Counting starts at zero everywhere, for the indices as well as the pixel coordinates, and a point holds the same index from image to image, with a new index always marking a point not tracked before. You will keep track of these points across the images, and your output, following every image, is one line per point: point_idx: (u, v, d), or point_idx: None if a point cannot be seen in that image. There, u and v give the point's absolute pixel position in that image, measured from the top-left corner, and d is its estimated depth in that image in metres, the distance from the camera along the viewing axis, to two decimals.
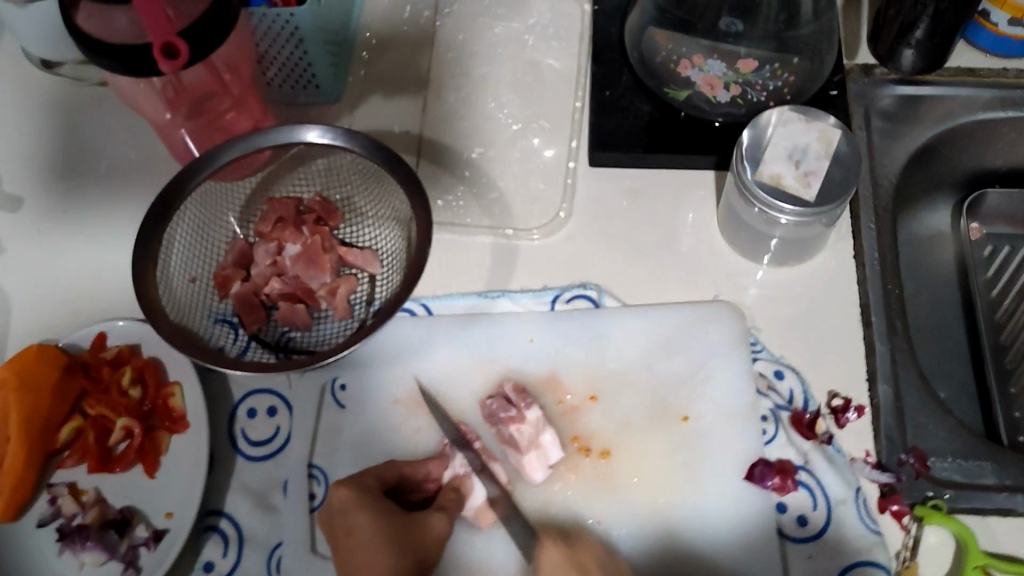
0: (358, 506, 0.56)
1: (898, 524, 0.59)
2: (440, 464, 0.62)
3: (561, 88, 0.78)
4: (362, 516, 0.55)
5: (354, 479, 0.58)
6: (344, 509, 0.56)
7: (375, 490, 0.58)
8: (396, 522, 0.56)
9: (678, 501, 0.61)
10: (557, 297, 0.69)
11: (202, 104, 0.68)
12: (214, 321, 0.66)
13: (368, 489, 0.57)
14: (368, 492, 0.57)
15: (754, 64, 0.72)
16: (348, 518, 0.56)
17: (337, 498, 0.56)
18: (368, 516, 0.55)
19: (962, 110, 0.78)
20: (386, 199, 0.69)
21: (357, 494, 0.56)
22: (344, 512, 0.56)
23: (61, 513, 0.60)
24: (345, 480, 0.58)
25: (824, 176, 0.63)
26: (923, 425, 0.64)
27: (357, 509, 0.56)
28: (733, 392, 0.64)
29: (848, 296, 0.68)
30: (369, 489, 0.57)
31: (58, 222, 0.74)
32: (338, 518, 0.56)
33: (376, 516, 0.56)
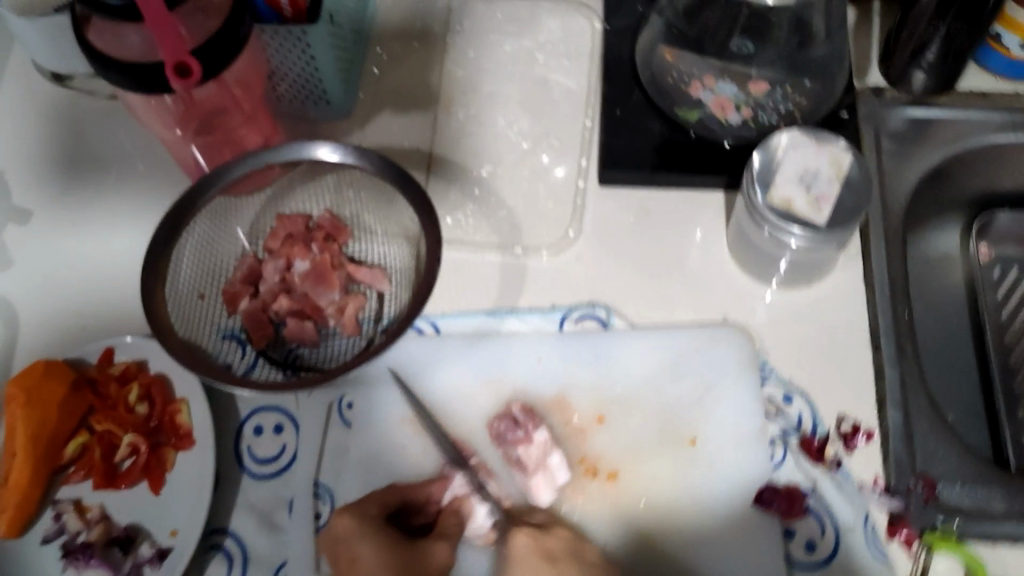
0: (361, 536, 0.56)
1: (906, 551, 0.59)
2: (441, 485, 0.61)
3: (571, 106, 0.78)
4: (366, 548, 0.56)
5: (356, 508, 0.58)
6: (347, 538, 0.56)
7: (377, 519, 0.58)
8: (400, 552, 0.57)
9: (685, 525, 0.61)
10: (565, 317, 0.69)
11: (213, 120, 0.68)
12: (222, 338, 0.65)
13: (371, 519, 0.58)
14: (370, 522, 0.57)
15: (766, 86, 0.72)
16: (352, 549, 0.56)
17: (341, 527, 0.57)
18: (370, 548, 0.56)
19: (974, 131, 0.77)
20: (396, 217, 0.68)
21: (361, 524, 0.57)
22: (347, 542, 0.56)
23: (65, 530, 0.60)
24: (346, 508, 0.58)
25: (835, 202, 0.63)
26: (931, 449, 0.63)
27: (360, 541, 0.56)
28: (742, 415, 0.64)
29: (858, 319, 0.68)
30: (372, 518, 0.58)
31: (67, 235, 0.74)
32: (342, 548, 0.56)
33: (379, 547, 0.56)
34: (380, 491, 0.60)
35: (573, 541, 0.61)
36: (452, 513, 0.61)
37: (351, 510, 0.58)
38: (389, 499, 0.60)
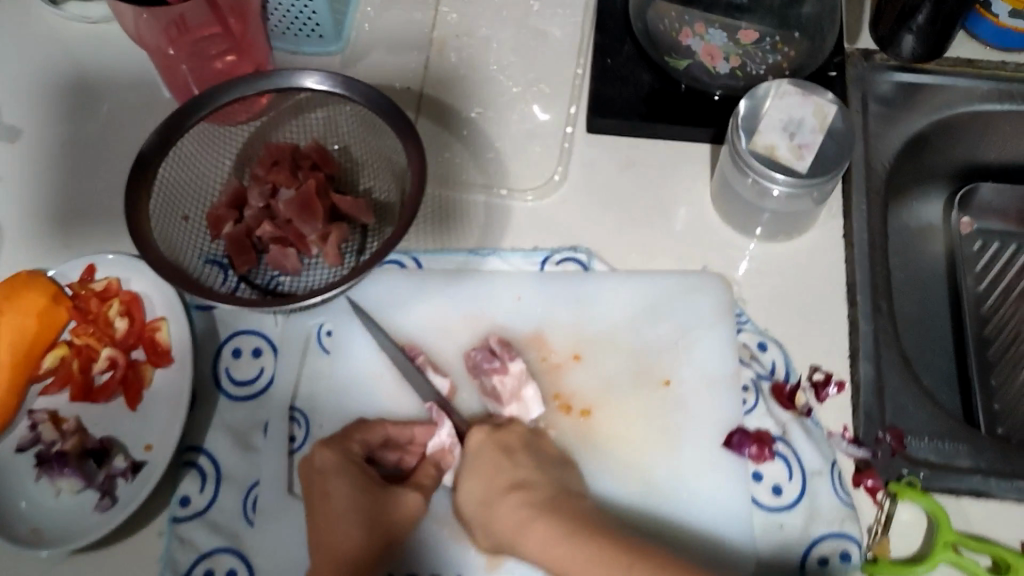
0: (333, 474, 0.57)
1: (872, 499, 0.60)
2: (428, 430, 0.61)
3: (563, 55, 0.79)
4: (334, 489, 0.57)
5: (338, 442, 0.59)
6: (324, 473, 0.57)
7: (357, 459, 0.59)
8: (367, 496, 0.57)
9: (655, 464, 0.62)
10: (546, 259, 0.69)
11: (203, 47, 0.70)
12: (204, 262, 0.66)
13: (350, 456, 0.59)
14: (348, 460, 0.58)
15: (755, 36, 0.74)
16: (321, 485, 0.57)
17: (317, 460, 0.58)
18: (338, 486, 0.57)
19: (961, 99, 0.78)
20: (383, 150, 0.69)
21: (337, 461, 0.58)
22: (324, 476, 0.57)
23: (40, 440, 0.60)
24: (327, 443, 0.59)
25: (817, 150, 0.64)
26: (901, 405, 0.65)
27: (329, 479, 0.57)
28: (716, 361, 0.65)
29: (836, 275, 0.69)
30: (351, 456, 0.58)
31: (56, 153, 0.74)
32: (313, 483, 0.58)
33: (345, 491, 0.57)
34: (366, 428, 0.61)
35: None
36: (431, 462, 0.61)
37: (330, 444, 0.59)
38: (371, 438, 0.60)
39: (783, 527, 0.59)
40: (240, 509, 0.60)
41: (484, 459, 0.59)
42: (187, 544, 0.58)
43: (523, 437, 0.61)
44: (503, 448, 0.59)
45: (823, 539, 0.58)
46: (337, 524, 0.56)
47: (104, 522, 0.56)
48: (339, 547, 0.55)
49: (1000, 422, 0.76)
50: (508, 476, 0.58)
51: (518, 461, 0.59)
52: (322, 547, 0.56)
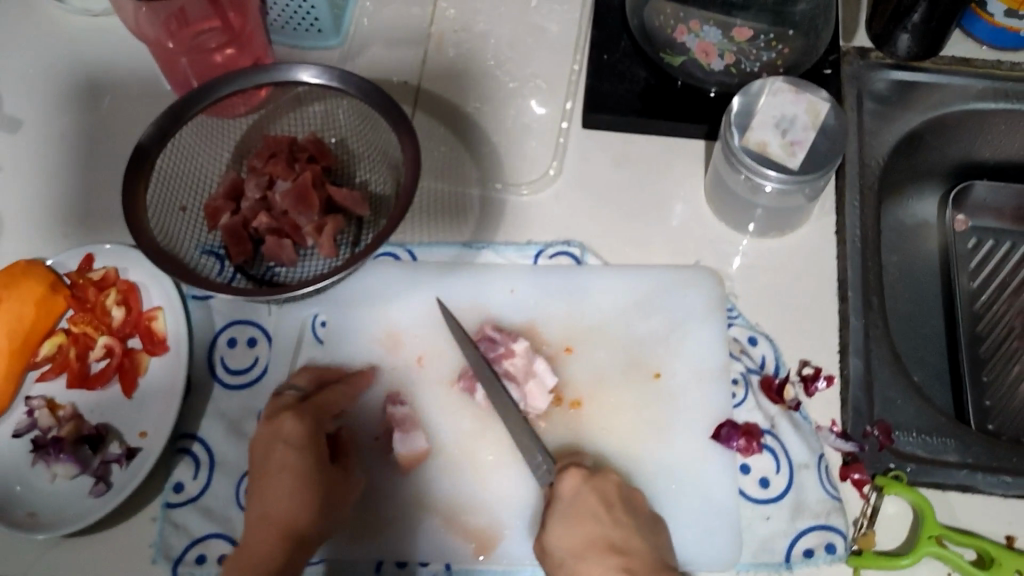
0: (298, 446, 0.57)
1: (858, 493, 0.61)
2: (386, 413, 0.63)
3: (560, 51, 0.79)
4: (295, 462, 0.56)
5: (308, 413, 0.58)
6: (287, 441, 0.57)
7: (320, 433, 0.58)
8: (319, 472, 0.57)
9: (644, 455, 0.62)
10: (540, 252, 0.70)
11: (200, 40, 0.70)
12: (201, 253, 0.68)
13: (315, 427, 0.58)
14: (313, 434, 0.58)
15: (750, 34, 0.76)
16: (280, 454, 0.56)
17: (285, 427, 0.57)
18: (300, 459, 0.56)
19: (956, 98, 0.79)
20: (379, 143, 0.69)
21: (306, 433, 0.57)
22: (282, 444, 0.57)
23: (37, 426, 0.61)
24: (298, 411, 0.58)
25: (809, 147, 0.64)
26: (890, 399, 0.65)
27: (293, 451, 0.56)
28: (706, 354, 0.65)
29: (828, 270, 0.69)
30: (317, 428, 0.58)
31: (57, 144, 0.75)
32: (271, 449, 0.57)
33: (304, 465, 0.56)
34: (327, 396, 0.61)
35: None
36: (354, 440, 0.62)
37: (300, 413, 0.58)
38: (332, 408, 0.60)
39: (770, 519, 0.60)
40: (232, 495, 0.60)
41: (581, 508, 0.55)
42: (180, 529, 0.59)
43: (620, 489, 0.57)
44: (602, 499, 0.55)
45: (808, 531, 0.59)
46: (289, 496, 0.55)
47: (99, 507, 0.57)
48: (289, 519, 0.55)
49: (990, 418, 0.76)
50: (604, 533, 0.54)
51: (617, 516, 0.55)
52: (271, 517, 0.55)
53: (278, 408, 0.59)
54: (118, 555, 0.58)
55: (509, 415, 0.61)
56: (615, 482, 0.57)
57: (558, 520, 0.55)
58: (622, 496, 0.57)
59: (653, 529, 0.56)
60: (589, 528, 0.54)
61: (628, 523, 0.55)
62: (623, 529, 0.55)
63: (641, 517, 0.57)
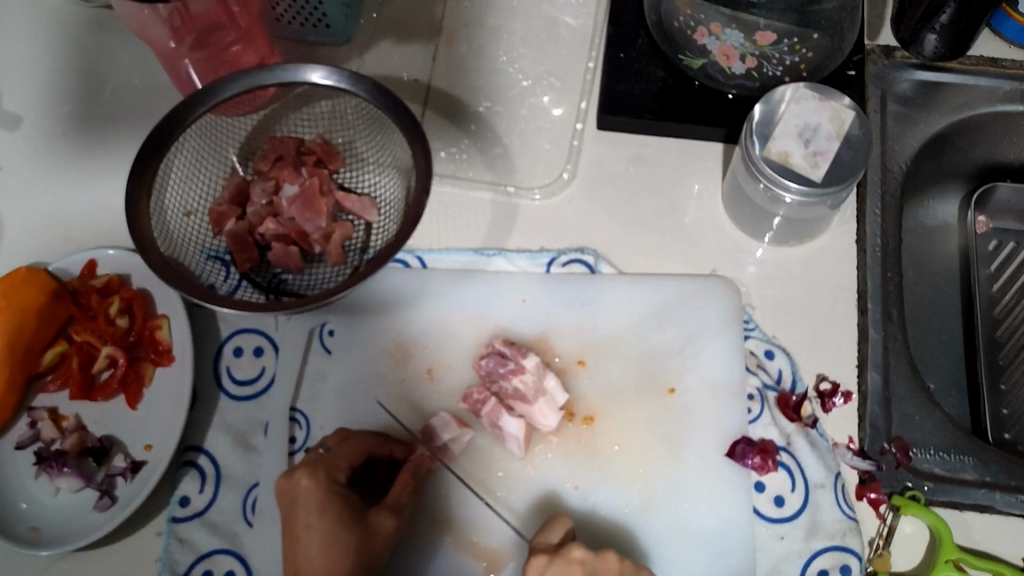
0: (318, 506, 0.54)
1: (875, 512, 0.59)
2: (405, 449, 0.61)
3: (575, 47, 0.77)
4: (319, 520, 0.53)
5: (323, 470, 0.55)
6: (306, 501, 0.54)
7: (337, 485, 0.56)
8: (349, 523, 0.54)
9: (657, 474, 0.61)
10: (553, 260, 0.68)
11: (208, 35, 0.67)
12: (207, 258, 0.66)
13: (335, 483, 0.55)
14: (332, 490, 0.55)
15: (773, 37, 0.72)
16: (304, 514, 0.54)
17: (301, 488, 0.54)
18: (322, 516, 0.53)
19: (982, 99, 0.76)
20: (388, 146, 0.68)
21: (323, 491, 0.54)
22: (301, 503, 0.54)
23: (40, 438, 0.60)
24: (312, 470, 0.55)
25: (832, 158, 0.62)
26: (908, 416, 0.63)
27: (315, 510, 0.54)
28: (722, 368, 0.64)
29: (847, 282, 0.67)
30: (334, 483, 0.55)
31: (60, 141, 0.73)
32: (295, 508, 0.54)
33: (331, 522, 0.53)
34: (346, 449, 0.58)
35: (541, 485, 0.61)
36: (409, 475, 0.59)
37: (317, 471, 0.55)
38: (355, 460, 0.58)
39: (784, 539, 0.59)
40: (238, 510, 0.60)
41: None
42: (186, 544, 0.58)
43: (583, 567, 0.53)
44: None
45: (822, 551, 0.58)
46: (324, 554, 0.52)
47: (103, 523, 0.56)
48: None
49: (1007, 427, 0.75)
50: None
51: None
52: None
53: (296, 466, 0.56)
54: (124, 569, 0.58)
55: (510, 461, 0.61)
56: (579, 562, 0.53)
57: None
58: None
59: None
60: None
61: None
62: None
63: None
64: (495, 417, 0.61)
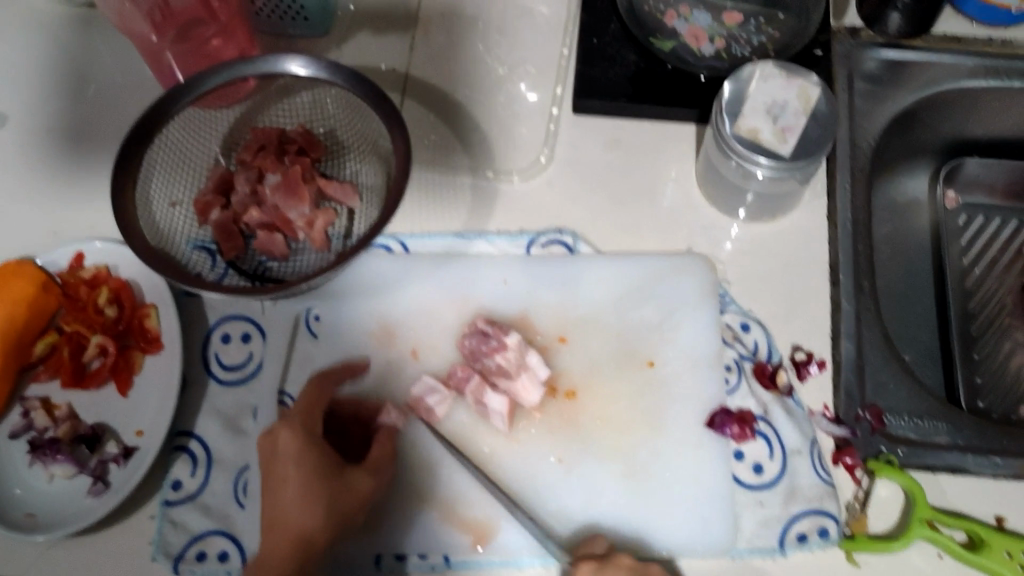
0: (295, 458, 0.57)
1: (851, 477, 0.61)
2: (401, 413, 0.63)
3: (550, 34, 0.79)
4: (293, 469, 0.56)
5: (299, 423, 0.58)
6: (283, 452, 0.57)
7: (318, 437, 0.58)
8: (323, 473, 0.56)
9: (639, 445, 0.63)
10: (532, 241, 0.70)
11: (190, 30, 0.69)
12: (192, 248, 0.67)
13: (313, 434, 0.58)
14: (309, 442, 0.57)
15: (740, 18, 0.77)
16: (283, 465, 0.57)
17: (281, 440, 0.57)
18: (298, 468, 0.56)
19: (948, 77, 0.78)
20: (368, 133, 0.69)
21: (299, 443, 0.57)
22: (278, 455, 0.57)
23: (33, 426, 0.61)
24: (289, 422, 0.58)
25: (800, 133, 0.64)
26: (882, 383, 0.65)
27: (292, 461, 0.56)
28: (700, 341, 0.66)
29: (819, 255, 0.69)
30: (312, 437, 0.58)
31: (44, 138, 0.74)
32: (273, 461, 0.57)
33: (305, 471, 0.56)
34: (319, 400, 0.60)
35: (527, 459, 0.63)
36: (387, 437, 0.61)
37: (293, 424, 0.58)
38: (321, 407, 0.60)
39: (764, 505, 0.60)
40: (230, 492, 0.61)
41: None
42: (179, 527, 0.59)
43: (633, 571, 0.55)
44: None
45: (801, 515, 0.59)
46: (298, 501, 0.55)
47: (97, 507, 0.58)
48: (296, 526, 0.55)
49: (981, 395, 0.77)
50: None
51: None
52: (280, 526, 0.55)
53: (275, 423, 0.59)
54: (118, 553, 0.59)
55: (495, 438, 0.63)
56: (627, 567, 0.55)
57: None
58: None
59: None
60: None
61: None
62: None
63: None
64: (479, 394, 0.63)
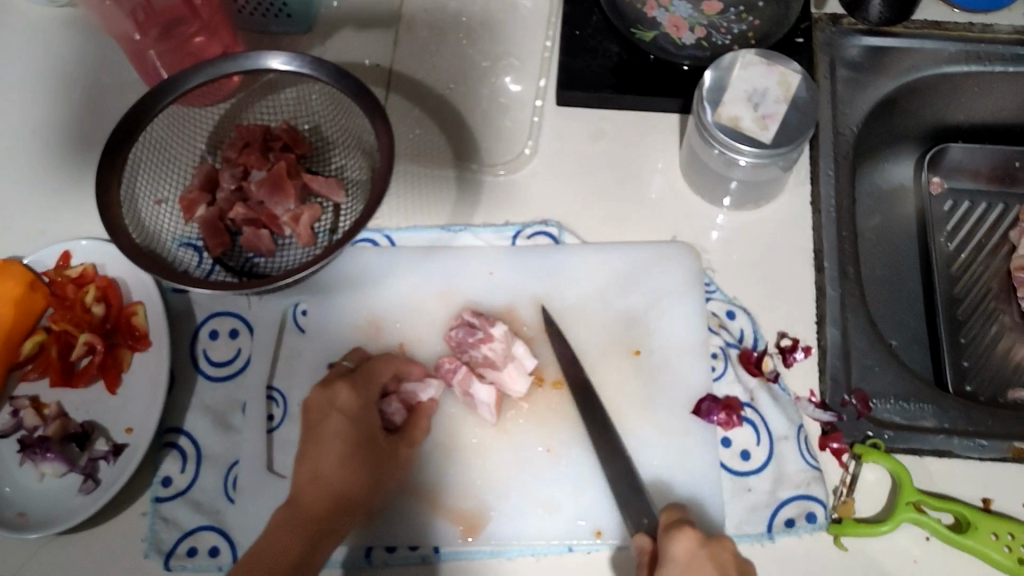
0: (351, 417, 0.60)
1: (838, 462, 0.61)
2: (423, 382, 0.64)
3: (532, 27, 0.79)
4: (348, 431, 0.59)
5: (362, 386, 0.61)
6: (344, 409, 0.60)
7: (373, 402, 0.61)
8: (369, 443, 0.60)
9: (628, 433, 0.63)
10: (518, 233, 0.70)
11: (173, 29, 0.69)
12: (179, 245, 0.67)
13: (367, 398, 0.61)
14: (365, 407, 0.61)
15: (720, 7, 0.77)
16: (336, 422, 0.59)
17: (339, 398, 0.60)
18: (350, 429, 0.59)
19: (927, 63, 0.78)
20: (352, 128, 0.69)
21: (360, 405, 0.60)
22: (334, 411, 0.60)
23: (23, 425, 0.62)
24: (351, 382, 0.61)
25: (781, 120, 0.64)
26: (868, 366, 0.65)
27: (348, 420, 0.60)
28: (686, 329, 0.66)
29: (803, 242, 0.69)
30: (369, 401, 0.61)
31: (29, 139, 0.74)
32: (327, 415, 0.60)
33: (357, 436, 0.59)
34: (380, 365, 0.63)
35: (516, 449, 0.63)
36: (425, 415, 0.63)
37: (356, 385, 0.61)
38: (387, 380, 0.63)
39: (751, 491, 0.61)
40: (220, 487, 0.61)
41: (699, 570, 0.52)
42: (170, 523, 0.59)
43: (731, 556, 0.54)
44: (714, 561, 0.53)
45: (788, 500, 0.60)
46: (344, 462, 0.58)
47: (88, 504, 0.58)
48: (338, 486, 0.57)
49: (968, 379, 0.77)
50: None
51: None
52: (321, 480, 0.58)
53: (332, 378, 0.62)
54: (109, 550, 0.59)
55: (483, 428, 0.64)
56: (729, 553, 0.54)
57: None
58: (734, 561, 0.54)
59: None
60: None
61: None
62: None
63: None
64: (466, 385, 0.63)
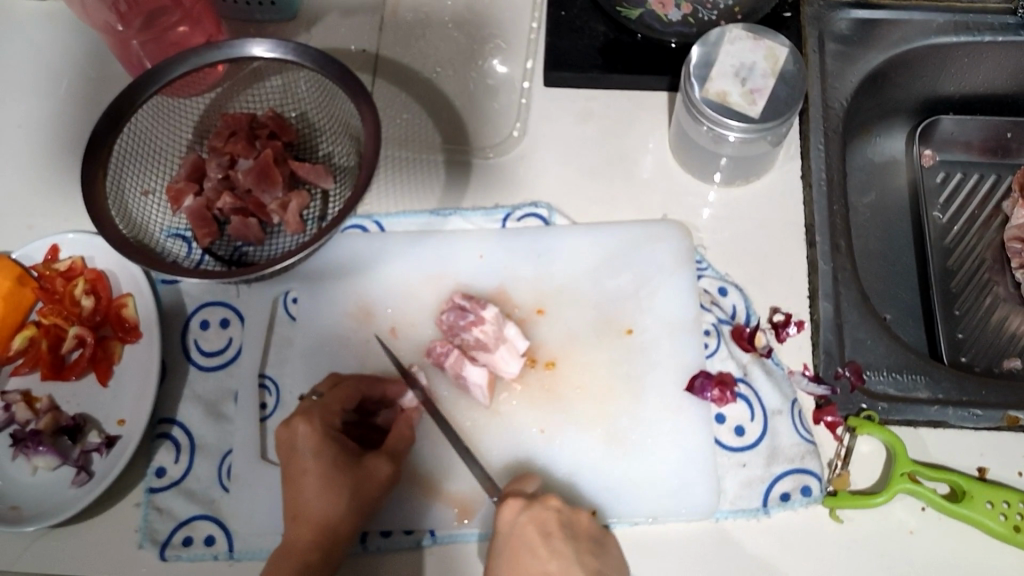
0: (316, 451, 0.57)
1: (831, 434, 0.61)
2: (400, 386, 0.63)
3: (518, 10, 0.79)
4: (314, 464, 0.56)
5: (318, 415, 0.58)
6: (302, 446, 0.57)
7: (337, 431, 0.58)
8: (346, 465, 0.56)
9: (620, 413, 0.63)
10: (508, 216, 0.70)
11: (155, 19, 0.69)
12: (168, 236, 0.67)
13: (328, 427, 0.58)
14: (328, 433, 0.57)
15: None
16: (303, 458, 0.56)
17: (298, 434, 0.57)
18: (319, 462, 0.56)
19: (916, 34, 0.78)
20: (339, 114, 0.69)
21: (318, 435, 0.57)
22: (297, 451, 0.57)
23: (15, 420, 0.61)
24: (308, 416, 0.58)
25: (769, 94, 0.63)
26: (860, 340, 0.65)
27: (313, 454, 0.56)
28: (678, 307, 0.66)
29: (793, 216, 0.69)
30: (329, 428, 0.58)
31: (17, 134, 0.74)
32: (294, 453, 0.57)
33: (327, 465, 0.56)
34: (340, 393, 0.60)
35: (508, 431, 0.63)
36: (405, 424, 0.61)
37: (312, 416, 0.58)
38: (349, 403, 0.60)
39: (746, 466, 0.61)
40: (214, 476, 0.61)
41: (518, 538, 0.55)
42: (165, 513, 0.59)
43: (560, 516, 0.56)
44: (538, 529, 0.55)
45: (783, 475, 0.59)
46: (322, 495, 0.55)
47: (81, 497, 0.58)
48: (320, 519, 0.55)
49: (964, 351, 0.76)
50: (540, 566, 0.54)
51: (554, 547, 0.55)
52: (304, 520, 0.55)
53: (294, 415, 0.59)
54: (105, 541, 0.59)
55: (473, 411, 0.64)
56: (555, 509, 0.56)
57: (502, 549, 0.55)
58: (562, 525, 0.56)
59: (594, 553, 0.56)
60: (526, 563, 0.54)
61: (568, 552, 0.55)
62: (555, 561, 0.55)
63: (584, 541, 0.56)
64: (459, 367, 0.63)
